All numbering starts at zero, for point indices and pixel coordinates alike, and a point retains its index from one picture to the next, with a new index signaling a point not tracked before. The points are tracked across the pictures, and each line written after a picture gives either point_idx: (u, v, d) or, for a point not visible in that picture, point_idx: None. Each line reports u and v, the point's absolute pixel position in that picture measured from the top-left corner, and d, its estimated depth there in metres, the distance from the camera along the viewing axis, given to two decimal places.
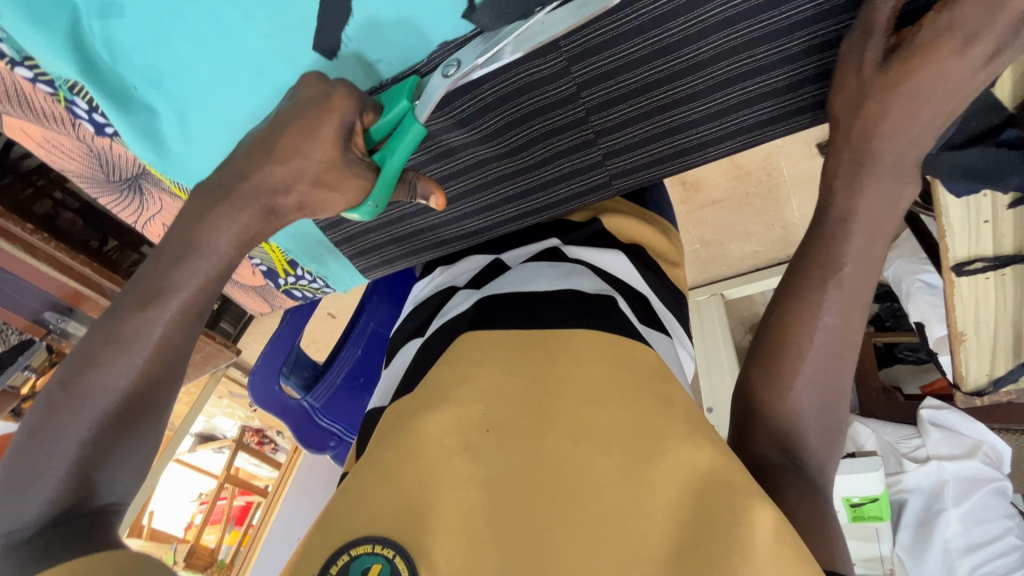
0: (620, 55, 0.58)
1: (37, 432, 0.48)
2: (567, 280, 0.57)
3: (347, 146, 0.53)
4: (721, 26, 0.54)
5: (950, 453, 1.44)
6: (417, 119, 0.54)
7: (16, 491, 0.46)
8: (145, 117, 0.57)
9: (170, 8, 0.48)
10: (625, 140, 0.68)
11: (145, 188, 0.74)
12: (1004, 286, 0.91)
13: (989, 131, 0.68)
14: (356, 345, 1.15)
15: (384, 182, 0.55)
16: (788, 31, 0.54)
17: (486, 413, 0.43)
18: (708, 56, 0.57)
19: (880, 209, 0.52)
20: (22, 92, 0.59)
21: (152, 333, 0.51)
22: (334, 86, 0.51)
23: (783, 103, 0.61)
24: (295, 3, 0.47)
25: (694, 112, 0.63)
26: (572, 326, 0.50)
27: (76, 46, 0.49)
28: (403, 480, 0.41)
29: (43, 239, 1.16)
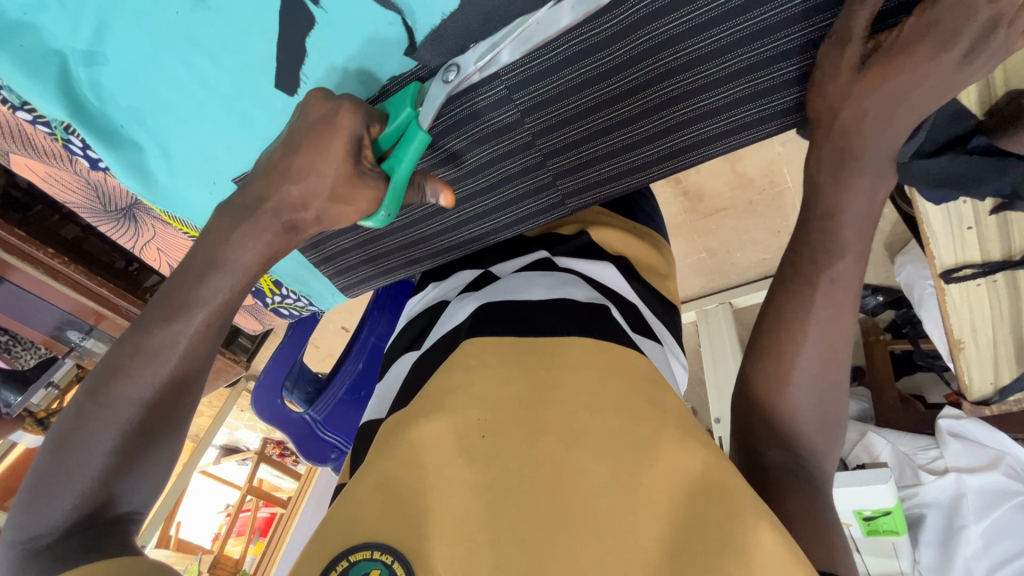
0: (560, 80, 0.57)
1: (65, 440, 0.51)
2: (558, 290, 0.57)
3: (357, 160, 0.51)
4: (658, 48, 0.52)
5: (969, 465, 1.40)
6: (422, 127, 0.53)
7: (45, 495, 0.49)
8: (132, 152, 0.62)
9: (145, 54, 0.52)
10: (576, 161, 0.66)
11: (140, 217, 0.80)
12: (997, 294, 0.89)
13: (958, 139, 0.67)
14: (358, 359, 1.19)
15: (395, 191, 0.53)
16: (752, 38, 0.51)
17: (481, 419, 0.43)
18: (652, 77, 0.55)
19: (869, 215, 0.51)
20: (25, 133, 0.65)
21: (178, 344, 0.53)
22: (338, 104, 0.50)
23: (738, 117, 0.58)
24: (259, 43, 0.50)
25: (640, 133, 0.61)
26: (564, 337, 0.49)
27: (67, 91, 0.54)
28: (399, 489, 0.41)
29: (63, 262, 1.22)
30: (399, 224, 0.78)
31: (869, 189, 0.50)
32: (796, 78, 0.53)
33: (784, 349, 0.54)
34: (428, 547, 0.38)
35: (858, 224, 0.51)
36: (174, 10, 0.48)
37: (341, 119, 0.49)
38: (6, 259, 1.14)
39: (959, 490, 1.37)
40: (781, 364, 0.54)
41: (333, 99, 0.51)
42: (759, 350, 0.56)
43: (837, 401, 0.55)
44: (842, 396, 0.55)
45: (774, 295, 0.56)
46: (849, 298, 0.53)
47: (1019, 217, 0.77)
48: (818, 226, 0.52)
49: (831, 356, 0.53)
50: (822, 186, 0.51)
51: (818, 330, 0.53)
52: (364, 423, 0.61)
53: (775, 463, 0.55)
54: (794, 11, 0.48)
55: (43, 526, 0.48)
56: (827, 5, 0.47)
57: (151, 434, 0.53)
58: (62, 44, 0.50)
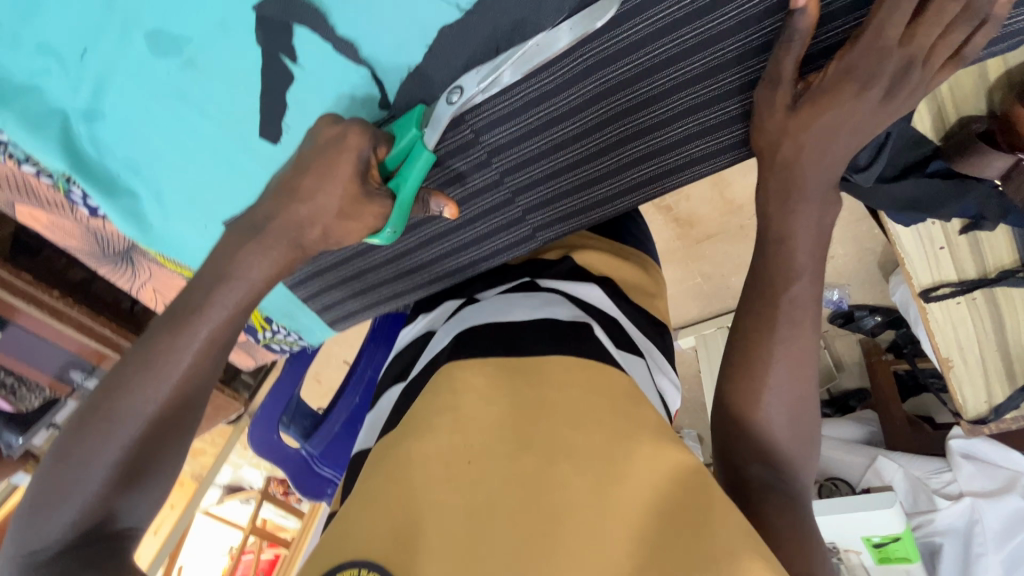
0: (525, 121, 0.60)
1: (65, 453, 0.50)
2: (545, 309, 0.57)
3: (365, 180, 0.51)
4: (610, 91, 0.56)
5: (984, 488, 1.37)
6: (428, 147, 0.52)
7: (43, 509, 0.49)
8: (128, 199, 0.66)
9: (138, 112, 0.56)
10: (543, 196, 0.69)
11: (137, 259, 0.83)
12: (979, 310, 0.89)
13: (916, 164, 0.71)
14: (354, 393, 1.17)
15: (401, 209, 0.53)
16: (695, 80, 0.54)
17: (466, 444, 0.43)
18: (609, 116, 0.58)
19: (820, 239, 0.54)
20: (29, 185, 0.69)
21: (181, 363, 0.51)
22: (347, 126, 0.50)
23: (691, 152, 0.61)
24: (242, 99, 0.54)
25: (602, 168, 0.64)
26: (546, 355, 0.50)
27: (67, 146, 0.58)
28: (391, 511, 0.42)
29: (67, 304, 1.25)
30: (380, 260, 0.81)
31: (815, 215, 0.53)
32: (739, 116, 0.56)
33: (755, 369, 0.55)
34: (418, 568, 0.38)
35: (815, 246, 0.54)
36: (164, 71, 0.52)
37: (349, 140, 0.49)
38: (14, 302, 1.17)
39: (974, 516, 1.35)
40: (752, 384, 0.56)
41: (341, 122, 0.51)
42: (732, 371, 0.58)
43: (812, 418, 0.56)
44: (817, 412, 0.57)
45: (739, 317, 0.58)
46: (813, 316, 0.55)
47: (988, 236, 0.79)
48: (778, 247, 0.55)
49: (802, 374, 0.55)
50: (772, 212, 0.54)
51: (782, 349, 0.54)
52: (355, 452, 0.62)
53: (757, 478, 0.55)
54: (730, 56, 0.51)
55: (43, 539, 0.48)
56: (761, 49, 0.51)
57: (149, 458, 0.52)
58: (63, 102, 0.55)
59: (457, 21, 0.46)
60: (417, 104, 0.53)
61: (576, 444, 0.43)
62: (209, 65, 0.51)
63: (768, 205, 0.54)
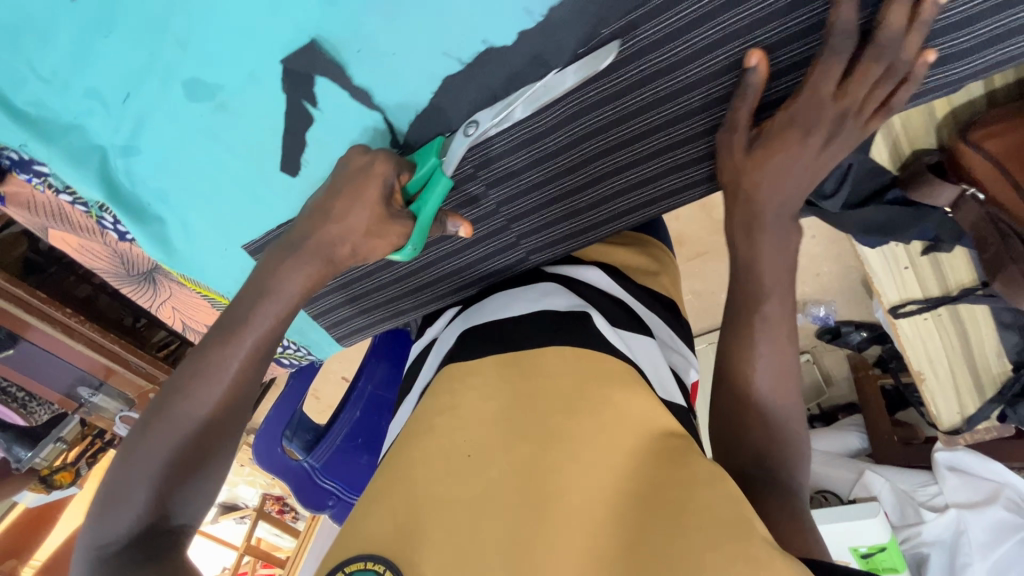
0: (517, 160, 0.67)
1: (129, 455, 0.54)
2: (543, 301, 0.64)
3: (389, 202, 0.56)
4: (596, 133, 0.62)
5: (969, 499, 1.42)
6: (445, 173, 0.57)
7: (112, 506, 0.53)
8: (156, 226, 0.72)
9: (171, 148, 0.62)
10: (531, 225, 0.74)
11: (159, 280, 0.88)
12: (945, 325, 0.96)
13: (876, 193, 0.77)
14: (355, 407, 1.24)
15: (419, 229, 0.58)
16: (669, 124, 0.60)
17: (467, 440, 0.50)
18: (593, 154, 0.65)
19: (783, 265, 0.60)
20: (63, 212, 0.74)
21: (232, 369, 0.55)
22: (374, 155, 0.57)
23: (667, 184, 0.68)
24: (265, 136, 0.60)
25: (587, 200, 0.70)
26: (545, 346, 0.56)
27: (105, 177, 0.64)
28: (403, 516, 0.46)
29: (80, 321, 1.29)
30: (384, 280, 0.86)
31: (777, 245, 0.59)
32: (705, 155, 0.63)
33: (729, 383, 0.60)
34: (416, 556, 0.43)
35: (779, 271, 0.59)
36: (196, 113, 0.58)
37: (376, 167, 0.56)
38: (28, 319, 1.21)
39: (959, 526, 1.39)
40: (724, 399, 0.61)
41: (370, 152, 0.58)
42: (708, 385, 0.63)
43: (782, 429, 0.61)
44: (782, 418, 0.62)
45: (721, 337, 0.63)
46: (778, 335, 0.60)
47: (947, 257, 0.86)
48: (744, 273, 0.60)
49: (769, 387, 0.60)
50: (738, 242, 0.60)
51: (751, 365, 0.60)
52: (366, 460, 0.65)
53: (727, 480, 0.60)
54: (697, 105, 0.58)
55: (114, 532, 0.52)
56: (723, 96, 0.57)
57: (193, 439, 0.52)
58: (104, 139, 0.61)
59: (459, 72, 0.53)
60: (436, 135, 0.59)
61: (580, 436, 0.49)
62: (237, 107, 0.57)
63: (735, 234, 0.60)
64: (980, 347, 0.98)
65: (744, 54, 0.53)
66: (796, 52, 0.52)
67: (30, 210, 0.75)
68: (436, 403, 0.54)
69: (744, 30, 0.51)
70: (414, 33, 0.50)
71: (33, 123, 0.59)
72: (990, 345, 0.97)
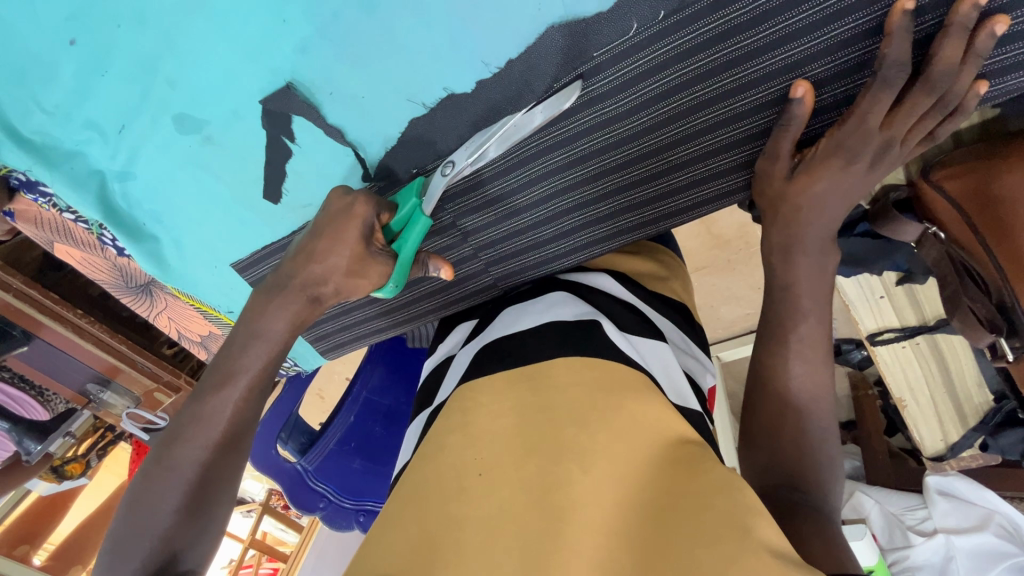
0: (481, 195, 0.68)
1: (135, 502, 0.57)
2: (551, 312, 0.65)
3: (369, 242, 0.60)
4: (566, 166, 0.62)
5: (958, 525, 1.32)
6: (424, 214, 0.60)
7: (118, 556, 0.56)
8: (151, 244, 0.76)
9: (164, 175, 0.66)
10: (496, 256, 0.75)
11: (155, 292, 0.92)
12: (923, 354, 0.96)
13: (848, 224, 0.78)
14: (349, 412, 1.26)
15: (401, 268, 0.62)
16: (655, 153, 0.59)
17: (479, 459, 0.51)
18: (565, 186, 0.65)
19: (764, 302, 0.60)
20: (67, 227, 0.79)
21: (225, 411, 0.59)
22: (355, 196, 0.59)
23: (678, 203, 0.64)
24: (250, 166, 0.64)
25: (558, 230, 0.70)
26: (556, 358, 0.58)
27: (103, 200, 0.69)
28: (418, 529, 0.48)
29: (89, 321, 1.34)
30: (366, 298, 0.86)
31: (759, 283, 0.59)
32: (733, 168, 0.59)
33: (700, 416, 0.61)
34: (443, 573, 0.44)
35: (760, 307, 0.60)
36: (186, 144, 0.62)
37: (358, 208, 0.59)
38: (41, 318, 1.27)
39: (947, 553, 1.28)
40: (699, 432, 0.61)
41: (350, 193, 0.60)
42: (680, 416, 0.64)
43: (759, 462, 0.62)
44: (745, 441, 0.64)
45: (758, 356, 0.62)
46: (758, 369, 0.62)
47: (922, 288, 0.86)
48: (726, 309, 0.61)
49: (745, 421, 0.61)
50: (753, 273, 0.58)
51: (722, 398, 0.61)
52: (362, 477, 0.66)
53: None
54: (695, 129, 0.56)
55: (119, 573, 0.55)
56: (691, 135, 0.56)
57: (181, 450, 0.58)
58: (102, 165, 0.65)
59: (424, 114, 0.57)
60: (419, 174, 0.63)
61: (568, 450, 0.49)
62: (222, 139, 0.61)
63: (770, 259, 0.56)
64: (960, 376, 0.98)
65: (711, 96, 0.52)
66: (766, 94, 0.51)
67: (38, 225, 0.81)
68: (450, 438, 0.54)
69: (710, 74, 0.50)
70: (380, 78, 0.53)
71: (38, 150, 0.64)
72: (971, 375, 0.97)
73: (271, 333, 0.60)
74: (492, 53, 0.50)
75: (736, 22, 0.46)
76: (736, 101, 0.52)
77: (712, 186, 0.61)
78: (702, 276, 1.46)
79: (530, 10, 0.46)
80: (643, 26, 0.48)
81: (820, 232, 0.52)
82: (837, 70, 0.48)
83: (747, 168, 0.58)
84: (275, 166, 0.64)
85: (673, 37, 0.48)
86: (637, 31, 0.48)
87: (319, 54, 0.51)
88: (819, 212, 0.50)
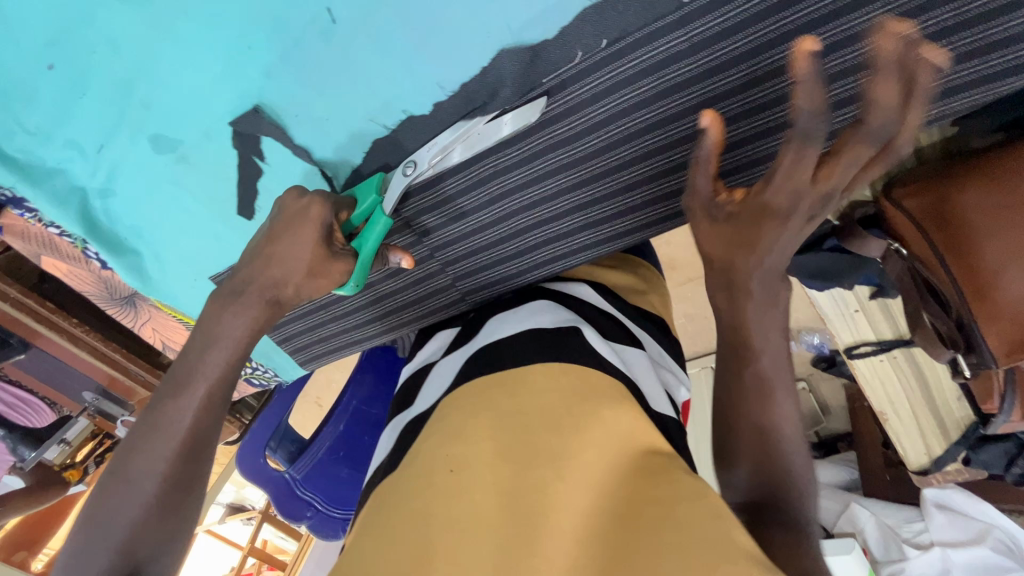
0: (446, 210, 0.69)
1: (110, 488, 0.56)
2: (532, 319, 0.65)
3: (328, 242, 0.60)
4: (553, 172, 0.62)
5: (956, 538, 1.28)
6: (384, 213, 0.61)
7: (90, 545, 0.54)
8: (132, 257, 0.78)
9: (140, 192, 0.68)
10: (465, 270, 0.76)
11: (138, 304, 0.94)
12: (902, 368, 0.97)
13: (817, 241, 0.80)
14: (339, 422, 1.27)
15: (360, 265, 0.62)
16: (632, 160, 0.59)
17: (452, 457, 0.50)
18: (553, 192, 0.64)
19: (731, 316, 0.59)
20: (52, 240, 0.82)
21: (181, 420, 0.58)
22: (310, 198, 0.58)
23: (642, 217, 0.65)
24: (223, 185, 0.66)
25: (547, 234, 0.69)
26: (535, 365, 0.57)
27: (85, 215, 0.71)
28: (390, 541, 0.46)
29: (84, 331, 1.34)
30: (344, 309, 0.87)
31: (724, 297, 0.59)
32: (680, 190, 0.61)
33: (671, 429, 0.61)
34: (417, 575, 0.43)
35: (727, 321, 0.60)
36: (162, 162, 0.64)
37: (313, 210, 0.58)
38: (36, 328, 1.26)
39: (944, 567, 1.26)
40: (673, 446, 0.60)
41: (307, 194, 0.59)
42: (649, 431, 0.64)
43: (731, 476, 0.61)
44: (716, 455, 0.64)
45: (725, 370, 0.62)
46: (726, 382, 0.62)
47: (895, 301, 0.87)
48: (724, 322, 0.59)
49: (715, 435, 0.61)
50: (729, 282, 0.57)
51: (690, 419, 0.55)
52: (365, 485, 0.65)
53: None
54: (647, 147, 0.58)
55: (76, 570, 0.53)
56: (694, 137, 0.56)
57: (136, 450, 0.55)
58: (84, 182, 0.67)
59: (385, 135, 0.58)
60: (375, 173, 0.62)
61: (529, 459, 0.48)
62: (197, 159, 0.63)
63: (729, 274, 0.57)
64: (941, 391, 0.99)
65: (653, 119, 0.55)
66: (762, 94, 0.52)
67: (25, 238, 0.84)
68: (429, 452, 0.52)
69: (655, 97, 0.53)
70: (344, 100, 0.55)
71: (21, 168, 0.66)
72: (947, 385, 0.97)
73: (229, 338, 0.60)
74: (448, 76, 0.52)
75: (683, 47, 0.50)
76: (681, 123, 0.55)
77: (664, 206, 0.63)
78: (691, 288, 1.46)
79: (480, 37, 0.49)
80: (588, 53, 0.51)
81: (775, 257, 0.51)
82: (829, 68, 0.49)
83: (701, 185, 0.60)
84: (248, 184, 0.66)
85: (660, 41, 0.50)
86: (584, 57, 0.51)
87: (282, 79, 0.54)
88: (779, 235, 0.49)
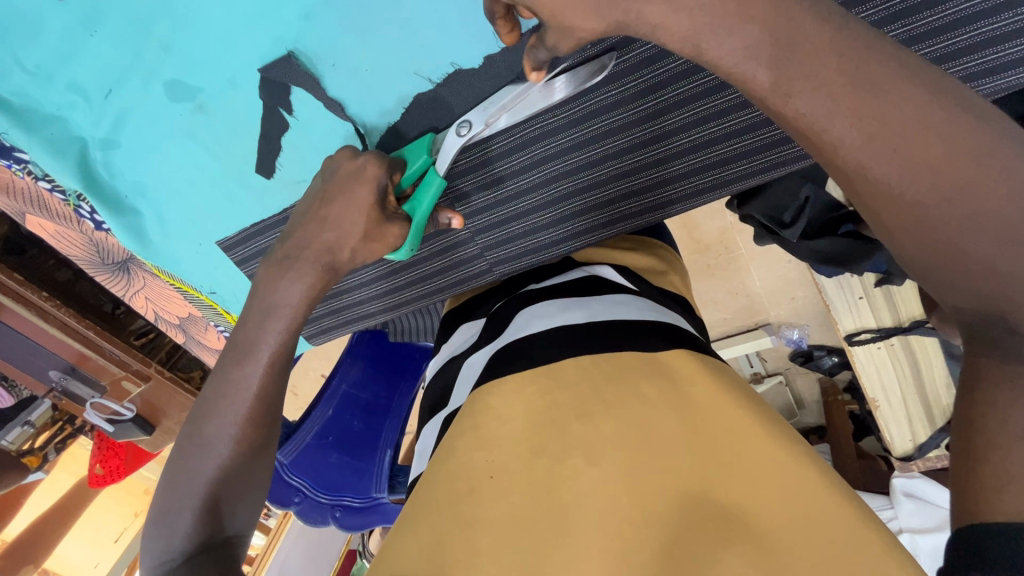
0: (489, 172, 0.69)
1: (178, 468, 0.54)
2: (560, 315, 0.53)
3: (384, 204, 0.56)
4: (605, 135, 0.64)
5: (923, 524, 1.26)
6: (439, 173, 0.58)
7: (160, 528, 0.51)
8: (132, 218, 0.73)
9: (149, 144, 0.64)
10: (494, 239, 0.74)
11: (134, 271, 0.90)
12: (897, 355, 1.01)
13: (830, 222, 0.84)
14: (328, 406, 1.21)
15: (416, 228, 0.58)
16: (685, 127, 0.61)
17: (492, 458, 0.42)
18: (601, 156, 0.66)
19: None
20: (41, 198, 0.76)
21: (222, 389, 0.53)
22: (366, 159, 0.55)
23: (684, 187, 0.67)
24: (241, 141, 0.63)
25: (587, 202, 0.69)
26: (569, 357, 0.47)
27: (84, 168, 0.66)
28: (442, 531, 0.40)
29: (54, 304, 1.20)
30: (359, 280, 0.84)
31: None
32: (726, 159, 0.63)
33: None
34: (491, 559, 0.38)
35: None
36: (177, 113, 0.60)
37: (369, 170, 0.55)
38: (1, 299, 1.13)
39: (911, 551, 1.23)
40: None
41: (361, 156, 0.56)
42: None
43: None
44: None
45: None
46: None
47: (899, 290, 0.93)
48: None
49: None
50: None
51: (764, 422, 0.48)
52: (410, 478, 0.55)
53: None
54: (702, 114, 0.60)
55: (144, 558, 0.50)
56: (938, 62, 0.54)
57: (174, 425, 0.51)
58: (84, 132, 0.62)
59: (430, 90, 0.57)
60: (428, 131, 0.60)
61: None
62: (216, 110, 0.60)
63: None
64: (931, 383, 1.03)
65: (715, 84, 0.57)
66: (967, 38, 0.52)
67: (8, 194, 0.77)
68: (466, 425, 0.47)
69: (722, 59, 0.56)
70: (387, 48, 0.54)
71: (15, 112, 0.61)
72: (939, 376, 1.01)
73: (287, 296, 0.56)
74: None
75: None
76: (722, 97, 0.58)
77: (707, 175, 0.65)
78: None
79: None
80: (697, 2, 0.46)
81: None
82: None
83: (745, 158, 0.63)
84: (271, 137, 0.62)
85: None
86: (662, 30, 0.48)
87: (325, 23, 0.52)
88: None
